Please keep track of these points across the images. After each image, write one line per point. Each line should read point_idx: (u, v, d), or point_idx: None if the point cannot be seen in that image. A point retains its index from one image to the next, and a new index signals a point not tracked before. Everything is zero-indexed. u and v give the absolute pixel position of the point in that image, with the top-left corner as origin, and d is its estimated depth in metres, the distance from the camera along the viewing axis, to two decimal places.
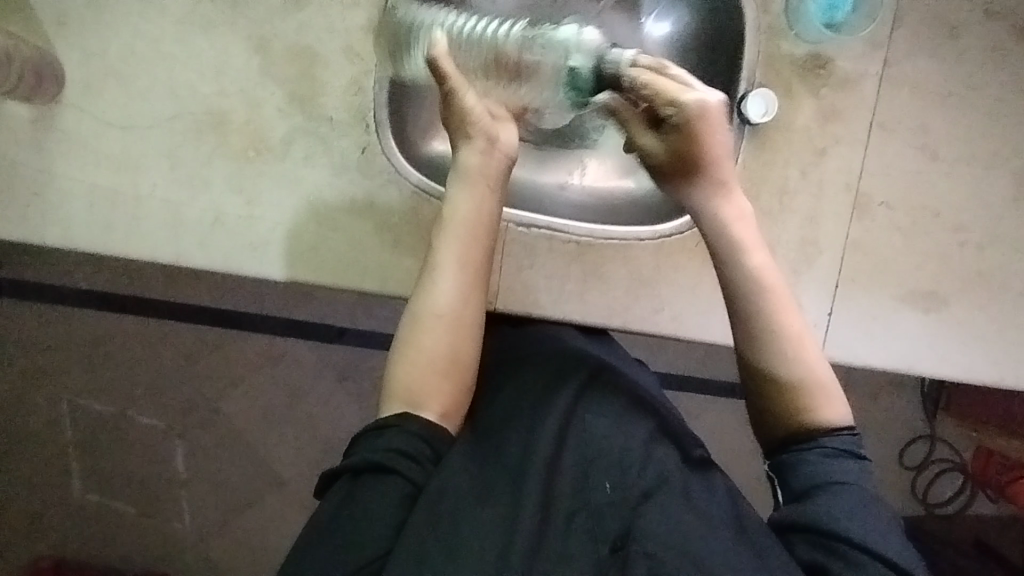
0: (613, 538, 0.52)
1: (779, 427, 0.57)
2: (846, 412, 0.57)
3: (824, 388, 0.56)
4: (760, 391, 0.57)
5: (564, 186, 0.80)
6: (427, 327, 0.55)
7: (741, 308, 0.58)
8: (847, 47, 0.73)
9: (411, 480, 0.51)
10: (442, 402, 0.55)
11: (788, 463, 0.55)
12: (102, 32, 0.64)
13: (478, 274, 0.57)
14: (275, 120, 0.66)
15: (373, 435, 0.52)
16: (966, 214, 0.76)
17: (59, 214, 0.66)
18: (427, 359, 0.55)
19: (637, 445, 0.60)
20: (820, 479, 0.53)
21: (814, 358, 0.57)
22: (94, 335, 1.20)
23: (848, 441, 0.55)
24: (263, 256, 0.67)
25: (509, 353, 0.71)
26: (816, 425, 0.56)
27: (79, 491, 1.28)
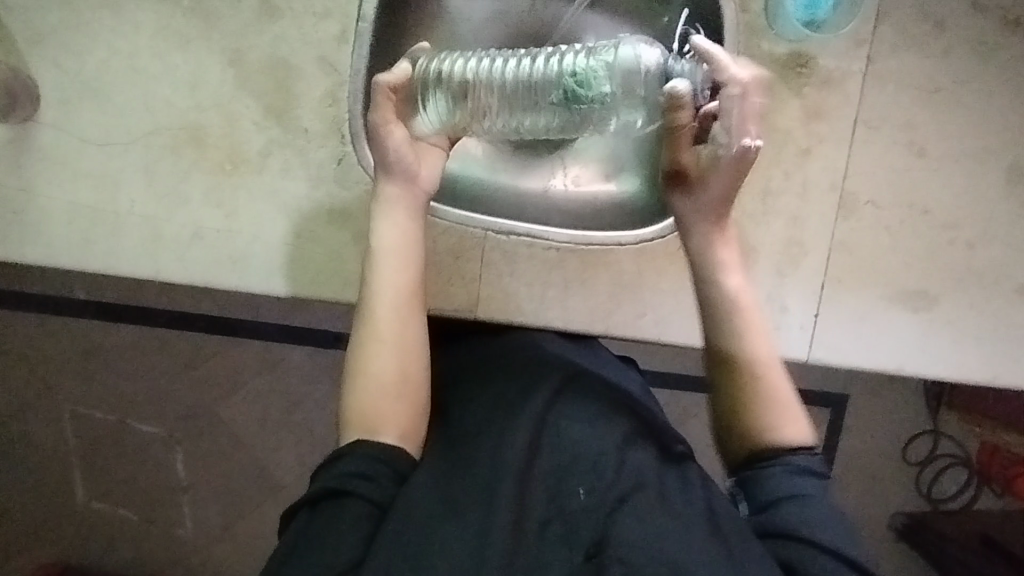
0: (588, 544, 0.53)
1: (741, 445, 0.59)
2: (809, 433, 0.58)
3: (787, 408, 0.59)
4: (729, 402, 0.60)
5: (547, 190, 0.77)
6: (372, 346, 0.58)
7: (714, 328, 0.63)
8: (829, 45, 0.72)
9: (374, 498, 0.52)
10: (398, 424, 0.56)
11: (750, 477, 0.57)
12: (76, 51, 0.65)
13: (413, 297, 0.60)
14: (251, 133, 0.66)
15: (332, 460, 0.54)
16: (955, 211, 0.74)
17: (42, 231, 0.67)
18: (377, 384, 0.56)
19: (611, 446, 0.60)
20: (784, 492, 0.54)
21: (778, 381, 0.60)
22: (91, 346, 1.21)
23: (809, 460, 0.56)
24: (243, 269, 0.68)
25: (483, 360, 0.71)
26: (775, 443, 0.57)
27: (81, 499, 1.30)
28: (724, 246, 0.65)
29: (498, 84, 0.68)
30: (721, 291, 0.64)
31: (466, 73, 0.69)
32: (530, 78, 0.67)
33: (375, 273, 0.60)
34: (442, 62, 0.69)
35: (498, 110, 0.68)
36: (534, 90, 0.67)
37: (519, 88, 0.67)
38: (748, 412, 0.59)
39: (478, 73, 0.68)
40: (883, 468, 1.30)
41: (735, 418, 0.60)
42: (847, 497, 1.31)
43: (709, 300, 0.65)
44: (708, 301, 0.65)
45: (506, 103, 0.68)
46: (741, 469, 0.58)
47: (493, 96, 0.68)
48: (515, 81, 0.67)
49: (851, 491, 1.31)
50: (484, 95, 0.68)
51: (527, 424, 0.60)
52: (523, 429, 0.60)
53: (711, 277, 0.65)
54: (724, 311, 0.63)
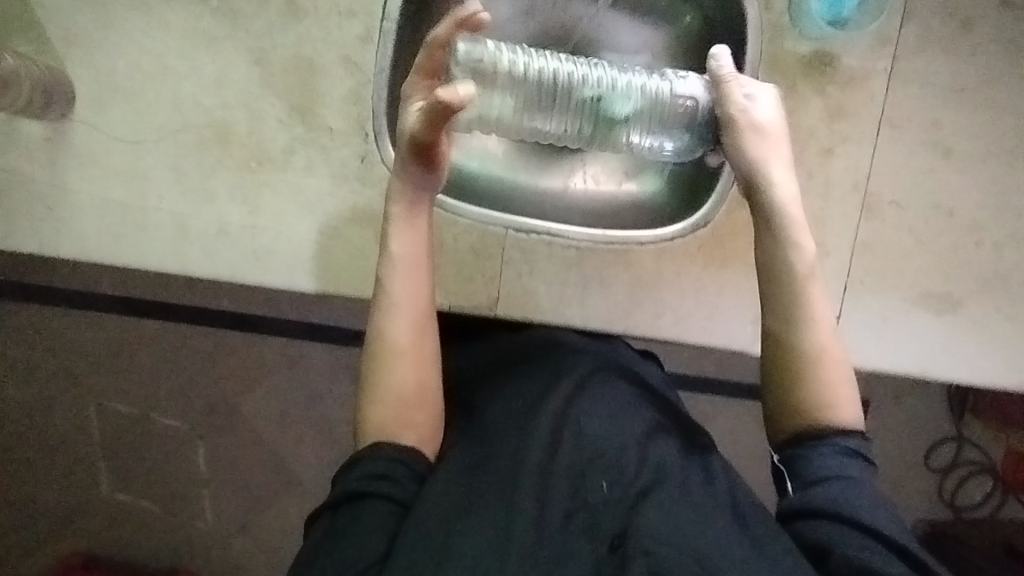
0: (612, 535, 0.52)
1: (790, 424, 0.59)
2: (859, 417, 0.58)
3: (844, 391, 0.58)
4: (787, 381, 0.59)
5: (566, 189, 0.78)
6: (390, 357, 0.58)
7: (777, 301, 0.60)
8: (853, 44, 0.71)
9: (394, 496, 0.53)
10: (416, 430, 0.57)
11: (799, 454, 0.57)
12: (108, 51, 0.66)
13: (423, 306, 0.60)
14: (276, 131, 0.68)
15: (352, 462, 0.55)
16: (982, 212, 0.73)
17: (74, 227, 0.69)
18: (396, 395, 0.57)
19: (633, 444, 0.59)
20: (830, 472, 0.55)
21: (838, 359, 0.59)
22: (117, 340, 1.24)
23: (857, 442, 0.57)
24: (267, 265, 0.69)
25: (503, 356, 0.72)
26: (829, 424, 0.57)
27: (106, 490, 1.33)
28: (793, 208, 0.60)
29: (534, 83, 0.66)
30: (793, 260, 0.60)
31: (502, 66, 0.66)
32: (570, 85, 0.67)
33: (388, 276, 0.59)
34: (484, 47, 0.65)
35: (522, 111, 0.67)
36: (567, 97, 0.67)
37: (555, 93, 0.67)
38: (807, 390, 0.58)
39: (517, 68, 0.66)
40: (905, 475, 1.28)
41: (790, 396, 0.59)
42: None
43: (774, 268, 0.60)
44: (774, 267, 0.60)
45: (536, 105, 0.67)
46: (788, 447, 0.58)
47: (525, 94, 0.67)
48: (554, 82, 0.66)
49: None
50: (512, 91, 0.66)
51: (547, 419, 0.60)
52: (544, 423, 0.60)
53: (780, 244, 0.60)
54: (794, 283, 0.59)
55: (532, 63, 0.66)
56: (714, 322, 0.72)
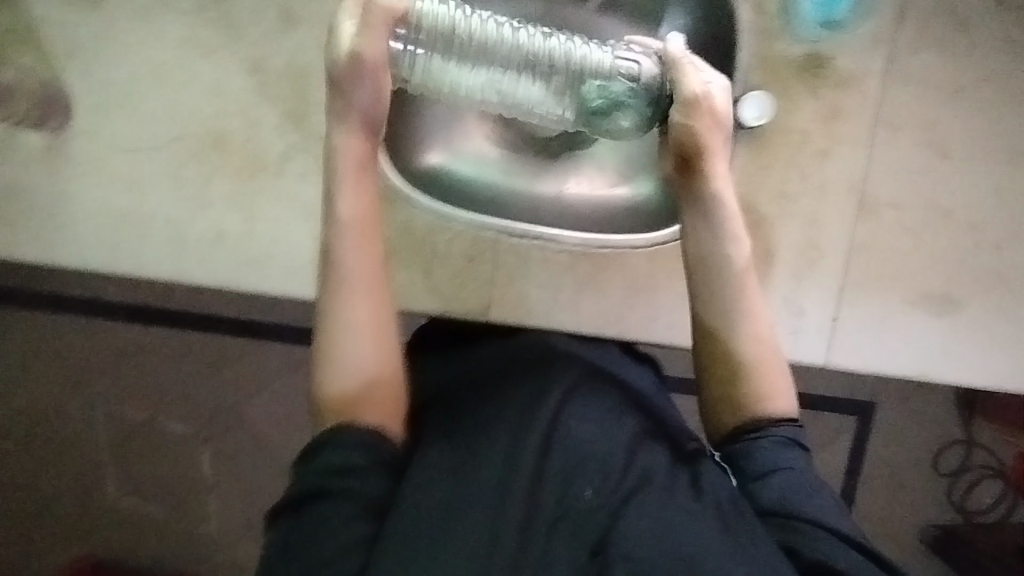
0: (592, 542, 0.53)
1: (730, 420, 0.62)
2: (793, 409, 0.62)
3: (776, 381, 0.62)
4: (718, 376, 0.62)
5: (561, 193, 0.77)
6: (345, 321, 0.61)
7: (708, 297, 0.63)
8: (848, 45, 0.71)
9: (368, 494, 0.55)
10: (378, 408, 0.60)
11: (742, 451, 0.60)
12: (107, 62, 0.68)
13: (370, 285, 0.61)
14: (271, 139, 0.68)
15: (320, 454, 0.57)
16: (980, 211, 0.73)
17: (74, 235, 0.70)
18: (351, 372, 0.60)
19: (620, 450, 0.60)
20: (770, 465, 0.58)
21: (770, 353, 0.62)
22: (122, 346, 1.25)
23: (793, 432, 0.60)
24: (263, 272, 0.70)
25: (490, 359, 0.70)
26: (763, 415, 0.61)
27: (113, 495, 1.34)
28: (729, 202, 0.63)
29: (488, 57, 0.63)
30: (722, 257, 0.63)
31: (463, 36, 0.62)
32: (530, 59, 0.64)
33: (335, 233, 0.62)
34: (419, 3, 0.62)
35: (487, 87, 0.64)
36: (532, 71, 0.64)
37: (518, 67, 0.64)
38: (743, 382, 0.61)
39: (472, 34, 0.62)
40: (914, 479, 1.26)
41: (731, 390, 0.62)
42: (875, 509, 1.27)
43: (703, 261, 0.63)
44: (704, 259, 0.63)
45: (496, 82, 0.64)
46: (726, 443, 0.62)
47: (488, 66, 0.64)
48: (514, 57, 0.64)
49: (880, 504, 1.27)
50: (475, 71, 0.64)
51: (539, 425, 0.60)
52: (535, 431, 0.60)
53: (710, 235, 0.63)
54: (719, 275, 0.63)
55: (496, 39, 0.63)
56: None
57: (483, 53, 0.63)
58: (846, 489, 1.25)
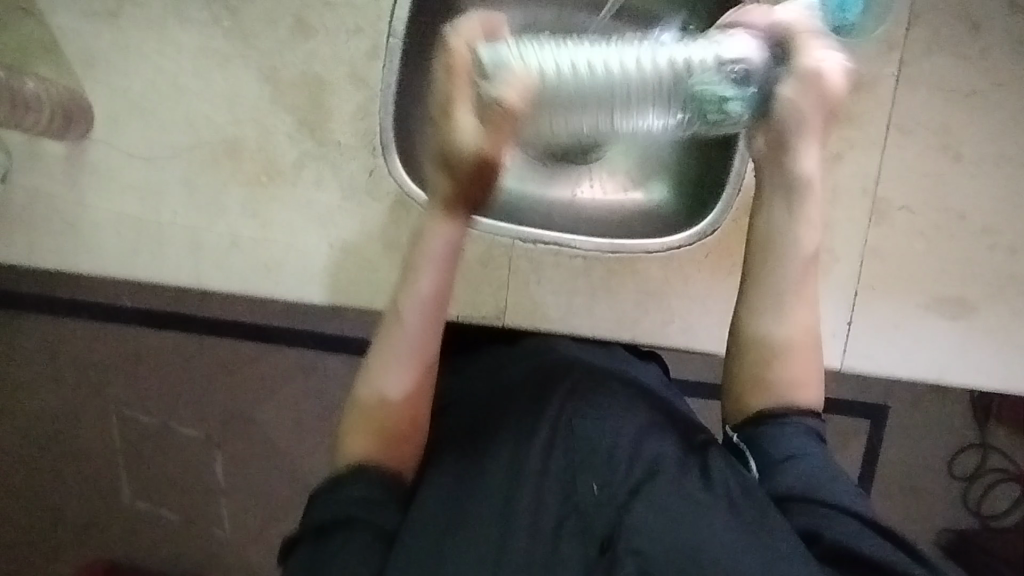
0: (601, 537, 0.54)
1: (751, 402, 0.62)
2: (818, 402, 0.62)
3: (807, 373, 0.61)
4: (751, 355, 0.62)
5: (574, 198, 0.77)
6: (392, 370, 0.59)
7: (755, 274, 0.63)
8: (860, 48, 0.71)
9: (384, 525, 0.55)
10: (398, 458, 0.59)
11: (763, 435, 0.59)
12: (125, 71, 0.69)
13: (423, 345, 0.59)
14: (286, 146, 0.69)
15: (336, 490, 0.56)
16: (995, 215, 0.72)
17: (92, 242, 0.71)
18: (380, 423, 0.58)
19: (627, 435, 0.60)
20: (792, 450, 0.58)
21: (809, 343, 0.62)
22: (137, 351, 1.26)
23: (814, 424, 0.60)
24: (278, 277, 0.71)
25: (494, 360, 0.71)
26: (789, 406, 0.60)
27: (127, 498, 1.35)
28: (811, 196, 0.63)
29: (592, 85, 0.60)
30: (784, 239, 0.63)
31: (559, 78, 0.58)
32: (643, 71, 0.61)
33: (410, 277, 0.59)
34: (507, 51, 0.57)
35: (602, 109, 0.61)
36: (647, 83, 0.61)
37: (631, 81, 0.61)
38: (774, 368, 0.61)
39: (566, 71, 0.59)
40: (928, 484, 1.25)
41: (759, 373, 0.62)
42: (890, 514, 1.26)
43: (763, 237, 0.63)
44: (760, 238, 0.63)
45: (608, 100, 0.61)
46: (746, 427, 0.61)
47: (598, 88, 0.60)
48: (624, 72, 0.60)
49: (894, 509, 1.26)
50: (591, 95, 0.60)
51: (544, 427, 0.61)
52: (539, 434, 0.60)
53: (776, 213, 0.63)
54: (773, 257, 0.63)
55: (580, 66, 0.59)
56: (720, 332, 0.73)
57: (585, 85, 0.60)
58: (859, 493, 1.25)
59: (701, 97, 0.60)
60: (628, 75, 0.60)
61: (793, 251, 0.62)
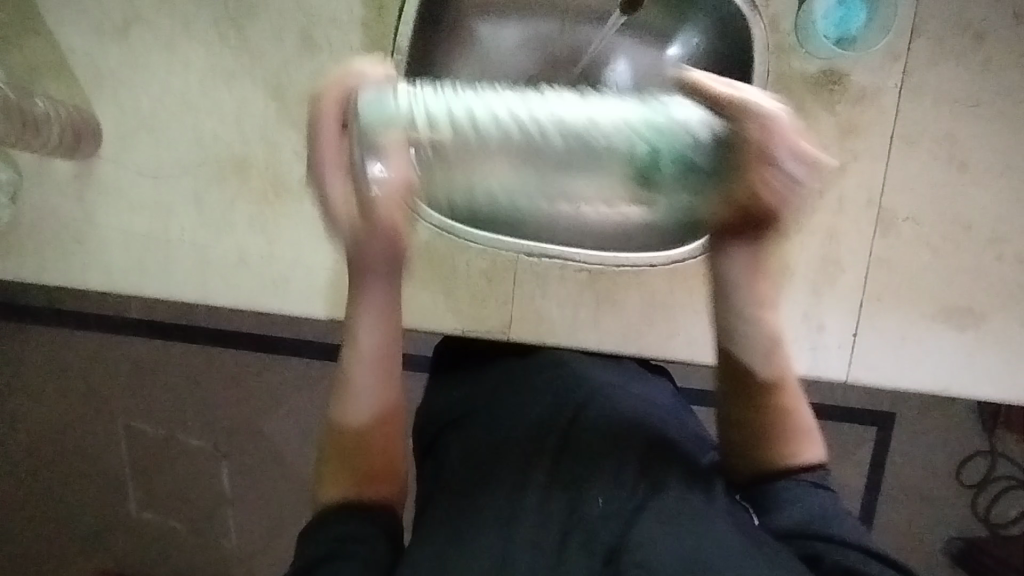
0: (607, 549, 0.54)
1: (755, 465, 0.61)
2: (820, 453, 0.61)
3: (804, 431, 0.61)
4: (742, 418, 0.61)
5: (578, 212, 0.72)
6: (357, 399, 0.62)
7: (732, 338, 0.63)
8: (863, 60, 0.71)
9: (365, 556, 0.55)
10: (381, 488, 0.60)
11: (764, 492, 0.59)
12: (133, 91, 0.69)
13: (379, 371, 0.63)
14: (292, 162, 0.70)
15: (315, 533, 0.57)
16: (1001, 225, 0.72)
17: (101, 259, 0.71)
18: (354, 459, 0.61)
19: (634, 456, 0.60)
20: (797, 498, 0.57)
21: (800, 405, 0.61)
22: (144, 363, 1.27)
23: (818, 476, 0.59)
24: (285, 293, 0.71)
25: (503, 373, 0.71)
26: (790, 466, 0.60)
27: (134, 510, 1.36)
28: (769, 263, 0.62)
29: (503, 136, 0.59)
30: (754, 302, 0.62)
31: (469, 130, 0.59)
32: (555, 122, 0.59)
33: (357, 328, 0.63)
34: (398, 97, 0.58)
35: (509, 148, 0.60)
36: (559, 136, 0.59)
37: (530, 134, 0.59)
38: (768, 431, 0.61)
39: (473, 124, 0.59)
40: (937, 492, 1.24)
41: (755, 433, 0.61)
42: (898, 523, 1.25)
43: (728, 306, 0.63)
44: (728, 305, 0.63)
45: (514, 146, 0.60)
46: (750, 485, 0.61)
47: (502, 136, 0.59)
48: (546, 123, 0.59)
49: (903, 518, 1.25)
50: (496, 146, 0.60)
51: (551, 441, 0.62)
52: (546, 446, 0.61)
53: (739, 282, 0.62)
54: (742, 319, 0.63)
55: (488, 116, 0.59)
56: None
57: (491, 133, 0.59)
58: (868, 502, 1.24)
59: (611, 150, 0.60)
60: (541, 135, 0.59)
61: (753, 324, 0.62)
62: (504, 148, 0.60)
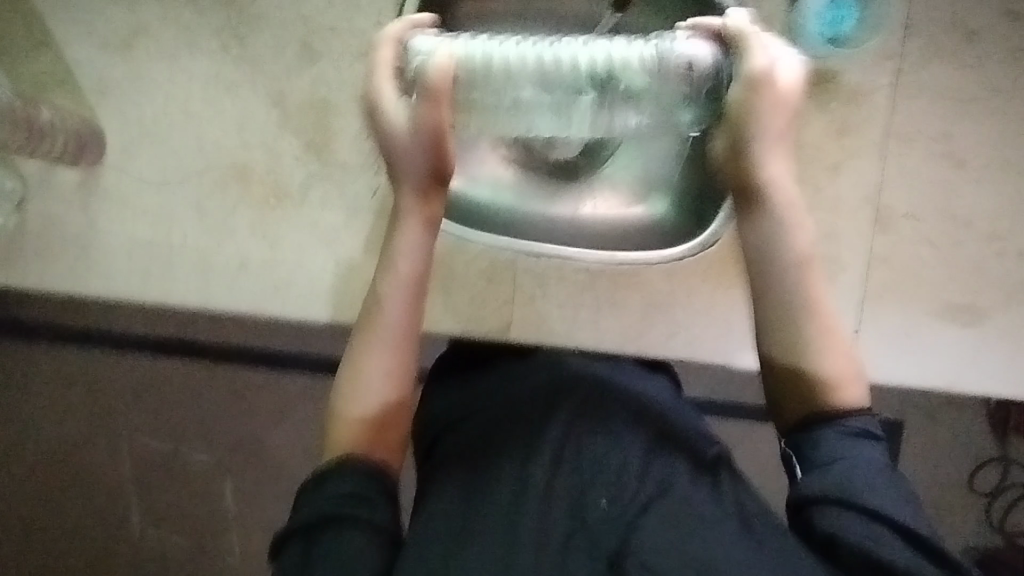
0: (610, 552, 0.54)
1: (799, 409, 0.60)
2: (863, 396, 0.60)
3: (847, 373, 0.60)
4: (784, 368, 0.61)
5: (576, 215, 0.77)
6: (371, 354, 0.62)
7: (763, 291, 0.63)
8: (856, 60, 0.71)
9: (374, 525, 0.55)
10: (385, 444, 0.60)
11: (809, 440, 0.58)
12: (137, 100, 0.71)
13: (409, 326, 0.63)
14: (293, 168, 0.71)
15: (321, 490, 0.56)
16: (1001, 220, 0.72)
17: (104, 266, 0.72)
18: (360, 410, 0.61)
19: (636, 458, 0.60)
20: (838, 453, 0.55)
21: (844, 348, 0.61)
22: (145, 379, 1.25)
23: (865, 422, 0.58)
24: (285, 296, 0.71)
25: (500, 373, 0.69)
26: (837, 408, 0.59)
27: (137, 526, 1.35)
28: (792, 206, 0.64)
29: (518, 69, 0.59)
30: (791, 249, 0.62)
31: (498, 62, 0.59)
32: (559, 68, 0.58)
33: (393, 262, 0.63)
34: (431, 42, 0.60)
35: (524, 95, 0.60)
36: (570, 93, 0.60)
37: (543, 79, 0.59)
38: (811, 376, 0.60)
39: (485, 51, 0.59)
40: (949, 500, 1.22)
41: (796, 379, 0.60)
42: None
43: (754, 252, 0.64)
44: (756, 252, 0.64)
45: (531, 90, 0.60)
46: (793, 434, 0.60)
47: (521, 81, 0.59)
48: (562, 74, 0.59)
49: None
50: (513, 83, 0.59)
51: (549, 447, 0.60)
52: (545, 452, 0.60)
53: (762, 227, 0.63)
54: (773, 267, 0.63)
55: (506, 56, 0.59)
56: (727, 341, 0.74)
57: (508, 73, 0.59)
58: None
59: (615, 77, 0.59)
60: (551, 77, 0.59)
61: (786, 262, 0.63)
62: (498, 98, 0.60)
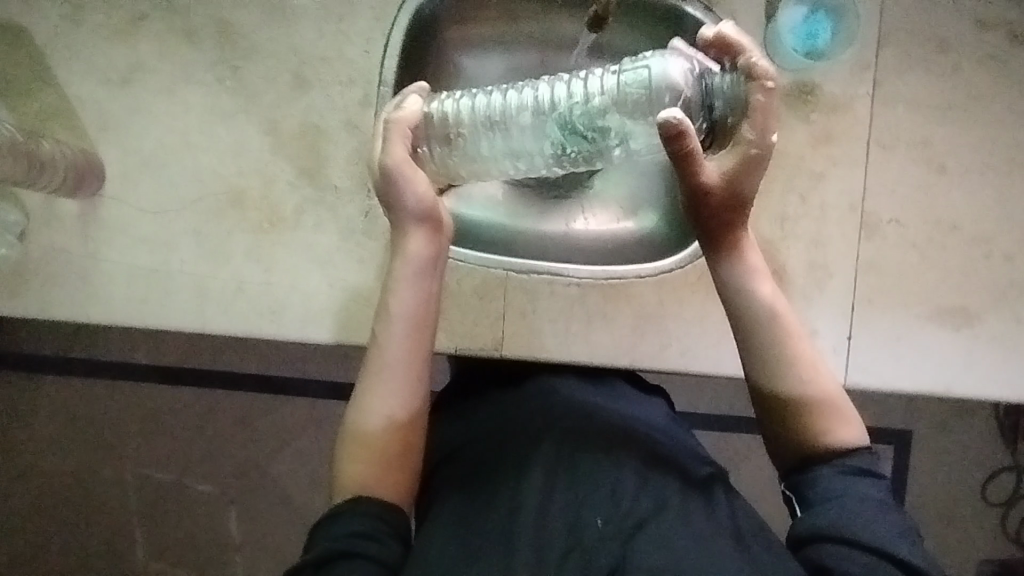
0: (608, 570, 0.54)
1: (795, 446, 0.61)
2: (861, 435, 0.61)
3: (840, 411, 0.61)
4: (769, 411, 0.62)
5: (569, 230, 0.79)
6: (384, 389, 0.62)
7: (749, 339, 0.63)
8: (833, 71, 0.73)
9: (381, 558, 0.55)
10: (396, 487, 0.61)
11: (804, 480, 0.59)
12: (136, 134, 0.73)
13: (416, 359, 0.62)
14: (286, 194, 0.73)
15: (332, 526, 0.57)
16: (987, 224, 0.73)
17: (103, 294, 0.74)
18: (370, 449, 0.61)
19: (630, 476, 0.60)
20: (832, 492, 0.57)
21: (831, 390, 0.62)
22: (150, 408, 1.27)
23: (862, 460, 0.59)
24: (280, 319, 0.72)
25: (499, 401, 0.71)
26: (829, 448, 0.60)
27: (142, 559, 1.34)
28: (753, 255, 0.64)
29: (510, 114, 0.66)
30: (766, 299, 0.63)
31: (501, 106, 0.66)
32: (545, 107, 0.64)
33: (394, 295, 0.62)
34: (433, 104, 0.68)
35: (513, 144, 0.66)
36: (543, 131, 0.65)
37: (543, 118, 0.65)
38: (801, 418, 0.61)
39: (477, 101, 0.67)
40: (965, 515, 1.18)
41: (790, 421, 0.61)
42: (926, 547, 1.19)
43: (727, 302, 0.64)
44: (734, 305, 0.64)
45: (512, 134, 0.66)
46: (794, 473, 0.61)
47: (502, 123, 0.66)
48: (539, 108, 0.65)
49: (930, 538, 1.19)
50: (503, 126, 0.66)
51: (539, 470, 0.61)
52: (535, 475, 0.60)
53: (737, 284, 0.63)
54: (753, 314, 0.63)
55: (497, 98, 0.66)
56: (721, 352, 0.73)
57: (512, 117, 0.65)
58: None
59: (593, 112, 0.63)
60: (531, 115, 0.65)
61: (772, 312, 0.63)
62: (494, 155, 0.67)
